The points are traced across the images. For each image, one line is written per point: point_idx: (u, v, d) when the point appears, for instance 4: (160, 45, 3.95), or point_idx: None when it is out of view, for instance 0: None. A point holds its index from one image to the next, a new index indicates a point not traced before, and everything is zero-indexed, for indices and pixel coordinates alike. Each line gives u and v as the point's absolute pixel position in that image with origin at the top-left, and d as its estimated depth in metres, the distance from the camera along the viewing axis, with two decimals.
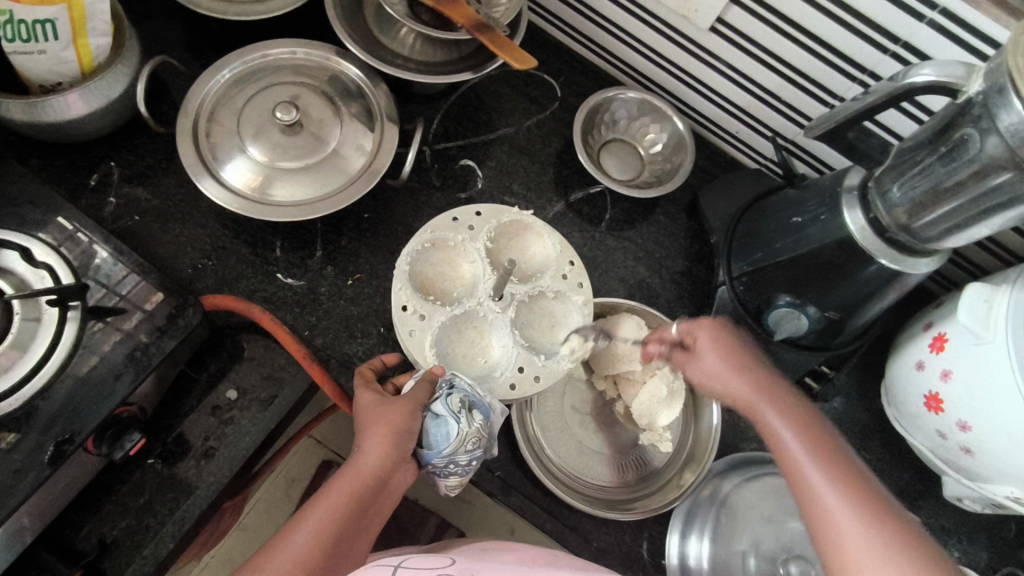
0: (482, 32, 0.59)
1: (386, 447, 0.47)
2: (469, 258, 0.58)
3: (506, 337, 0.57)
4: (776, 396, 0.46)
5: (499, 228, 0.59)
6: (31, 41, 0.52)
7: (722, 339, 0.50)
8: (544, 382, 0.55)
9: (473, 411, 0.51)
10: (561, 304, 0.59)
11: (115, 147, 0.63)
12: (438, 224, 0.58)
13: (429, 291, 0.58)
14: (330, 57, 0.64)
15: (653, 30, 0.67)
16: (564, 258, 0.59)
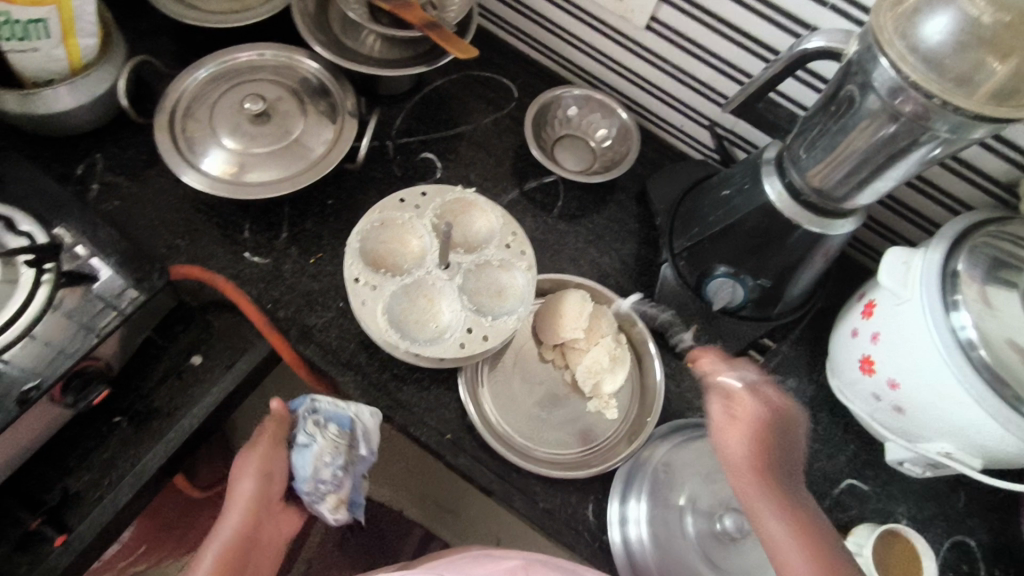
0: (432, 29, 0.66)
1: (252, 496, 0.54)
2: (417, 234, 0.63)
3: (455, 302, 0.60)
4: (784, 507, 0.46)
5: (444, 206, 0.64)
6: (27, 39, 0.58)
7: (757, 427, 0.49)
8: (492, 341, 0.59)
9: (327, 426, 0.58)
10: (506, 272, 0.63)
11: (101, 141, 0.69)
12: (388, 204, 0.63)
13: (381, 265, 0.61)
14: (298, 58, 0.71)
15: (596, 31, 0.73)
16: (508, 229, 0.64)
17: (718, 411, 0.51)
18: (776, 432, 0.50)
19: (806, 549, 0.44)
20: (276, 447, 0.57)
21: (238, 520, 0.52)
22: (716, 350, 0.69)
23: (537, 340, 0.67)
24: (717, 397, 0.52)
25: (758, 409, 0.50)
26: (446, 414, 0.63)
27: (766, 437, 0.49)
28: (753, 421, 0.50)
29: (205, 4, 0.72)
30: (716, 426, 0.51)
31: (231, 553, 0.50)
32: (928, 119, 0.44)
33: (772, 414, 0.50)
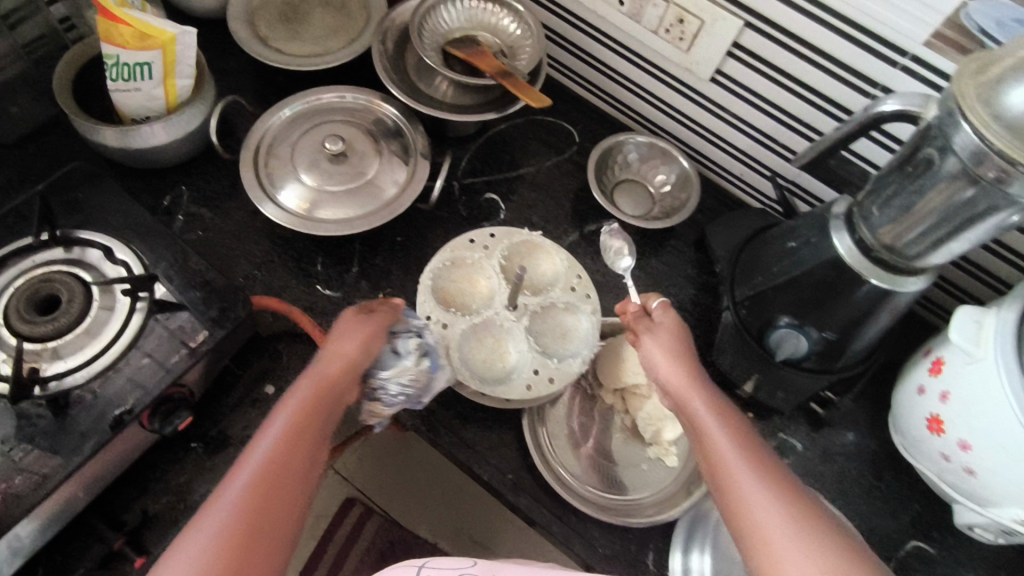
0: (505, 77, 0.68)
1: (348, 356, 0.52)
2: (484, 273, 0.65)
3: (521, 343, 0.62)
4: (698, 388, 0.53)
5: (512, 247, 0.66)
6: (131, 80, 0.63)
7: (671, 330, 0.58)
8: (557, 384, 0.60)
9: (423, 358, 0.56)
10: (571, 314, 0.64)
11: (187, 174, 0.73)
12: (458, 245, 0.65)
13: (450, 304, 0.63)
14: (374, 101, 0.74)
15: (659, 82, 0.74)
16: (572, 273, 0.66)
17: (642, 323, 0.60)
18: (687, 338, 0.58)
19: (713, 413, 0.51)
20: (382, 331, 0.54)
21: (327, 371, 0.50)
22: (776, 401, 0.69)
23: (597, 382, 0.68)
24: (639, 315, 0.61)
25: (673, 317, 0.59)
26: (508, 452, 0.65)
27: (680, 338, 0.58)
28: (671, 325, 0.59)
29: (288, 47, 0.76)
30: (640, 333, 0.59)
31: (316, 398, 0.48)
32: (1008, 184, 0.44)
33: (678, 322, 0.59)
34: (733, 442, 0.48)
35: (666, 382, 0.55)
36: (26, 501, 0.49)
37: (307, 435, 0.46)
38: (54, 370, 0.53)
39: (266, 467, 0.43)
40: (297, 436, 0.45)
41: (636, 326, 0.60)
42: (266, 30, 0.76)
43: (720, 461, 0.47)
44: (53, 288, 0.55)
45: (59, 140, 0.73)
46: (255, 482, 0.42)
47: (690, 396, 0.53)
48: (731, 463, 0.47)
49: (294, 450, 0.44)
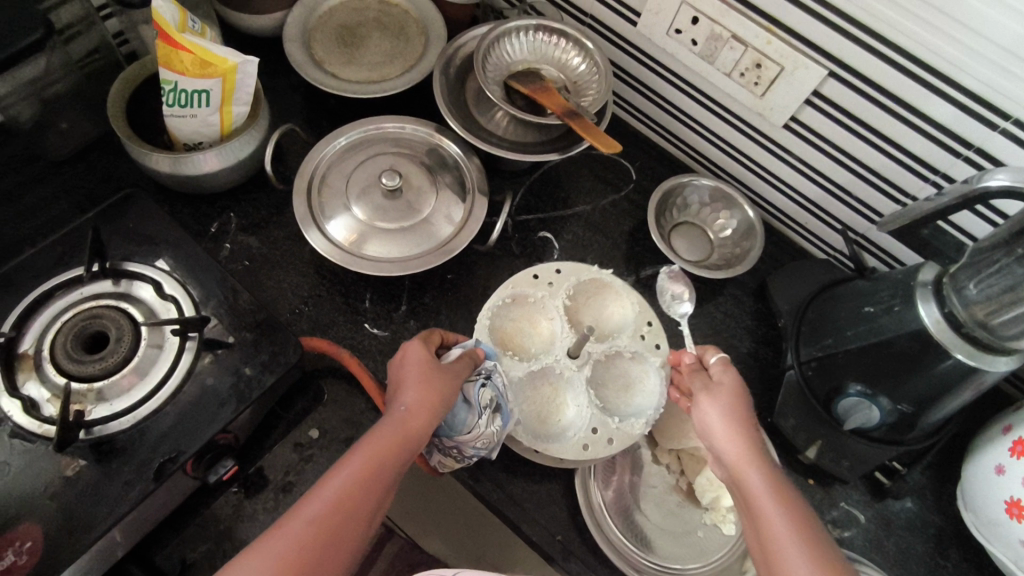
0: (571, 117, 0.65)
1: (424, 411, 0.50)
2: (549, 314, 0.64)
3: (581, 397, 0.60)
4: (760, 459, 0.48)
5: (578, 286, 0.65)
6: (187, 107, 0.61)
7: (732, 387, 0.53)
8: (616, 445, 0.58)
9: (496, 414, 0.55)
10: (638, 364, 0.62)
11: (236, 200, 0.71)
12: (522, 280, 0.64)
13: (508, 345, 0.63)
14: (431, 133, 0.72)
15: (728, 124, 0.71)
16: (642, 318, 0.64)
17: (698, 379, 0.55)
18: (747, 397, 0.53)
19: (775, 491, 0.46)
20: (456, 385, 0.53)
21: (406, 422, 0.49)
22: (840, 469, 0.65)
23: (652, 441, 0.66)
24: (696, 369, 0.56)
25: (734, 376, 0.54)
26: (557, 511, 0.62)
27: (741, 400, 0.52)
28: (731, 384, 0.53)
29: (344, 72, 0.73)
30: (696, 390, 0.54)
31: (388, 454, 0.47)
32: None
33: (738, 379, 0.54)
34: (792, 532, 0.43)
35: (721, 452, 0.50)
36: (64, 558, 0.47)
37: (373, 496, 0.45)
38: (99, 413, 0.51)
39: (321, 522, 0.42)
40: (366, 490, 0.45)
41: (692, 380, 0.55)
42: (322, 52, 0.74)
43: (775, 553, 0.42)
44: (102, 324, 0.54)
45: (107, 159, 0.72)
46: (309, 538, 0.41)
47: (750, 477, 0.47)
48: (793, 556, 0.42)
49: (354, 509, 0.44)
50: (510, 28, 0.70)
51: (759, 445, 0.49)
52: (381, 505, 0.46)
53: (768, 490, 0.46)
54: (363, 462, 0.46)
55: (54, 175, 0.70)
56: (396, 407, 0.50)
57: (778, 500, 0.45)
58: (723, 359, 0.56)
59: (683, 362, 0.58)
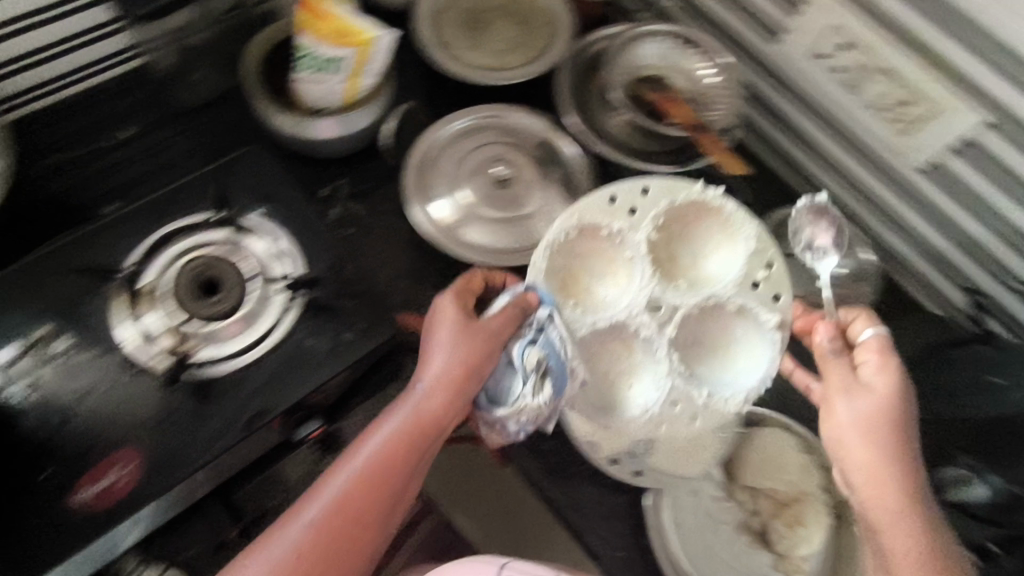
0: (698, 133, 0.66)
1: (448, 391, 0.50)
2: (629, 252, 0.58)
3: (661, 364, 0.57)
4: (906, 505, 0.44)
5: (670, 210, 0.59)
6: (319, 72, 0.62)
7: (879, 397, 0.47)
8: (702, 421, 0.57)
9: (546, 381, 0.52)
10: (746, 319, 0.57)
11: (349, 166, 0.70)
12: (596, 208, 0.58)
13: (572, 290, 0.59)
14: (547, 129, 0.71)
15: (858, 159, 0.68)
16: (759, 261, 0.57)
17: (841, 374, 0.49)
18: (900, 407, 0.47)
19: (917, 548, 0.43)
20: (484, 353, 0.52)
21: (426, 401, 0.50)
22: None
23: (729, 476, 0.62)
24: (841, 358, 0.49)
25: (892, 382, 0.47)
26: (621, 528, 0.61)
27: (891, 414, 0.46)
28: (884, 394, 0.47)
29: (470, 57, 0.73)
30: (835, 393, 0.48)
31: (412, 434, 0.49)
32: None
33: (893, 385, 0.47)
34: None
35: (857, 483, 0.46)
36: (158, 488, 0.49)
37: (394, 476, 0.48)
38: (207, 353, 0.55)
39: (344, 496, 0.46)
40: (385, 472, 0.48)
41: (830, 375, 0.49)
42: (450, 34, 0.74)
43: None
44: (219, 271, 0.58)
45: (232, 113, 0.72)
46: (332, 510, 0.46)
47: (886, 518, 0.45)
48: None
49: (375, 486, 0.47)
50: (641, 32, 0.70)
51: (911, 482, 0.45)
52: (412, 481, 0.49)
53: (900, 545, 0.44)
54: (382, 447, 0.48)
55: (183, 122, 0.71)
56: (417, 387, 0.51)
57: (920, 556, 0.43)
58: (880, 339, 0.49)
59: (820, 338, 0.51)
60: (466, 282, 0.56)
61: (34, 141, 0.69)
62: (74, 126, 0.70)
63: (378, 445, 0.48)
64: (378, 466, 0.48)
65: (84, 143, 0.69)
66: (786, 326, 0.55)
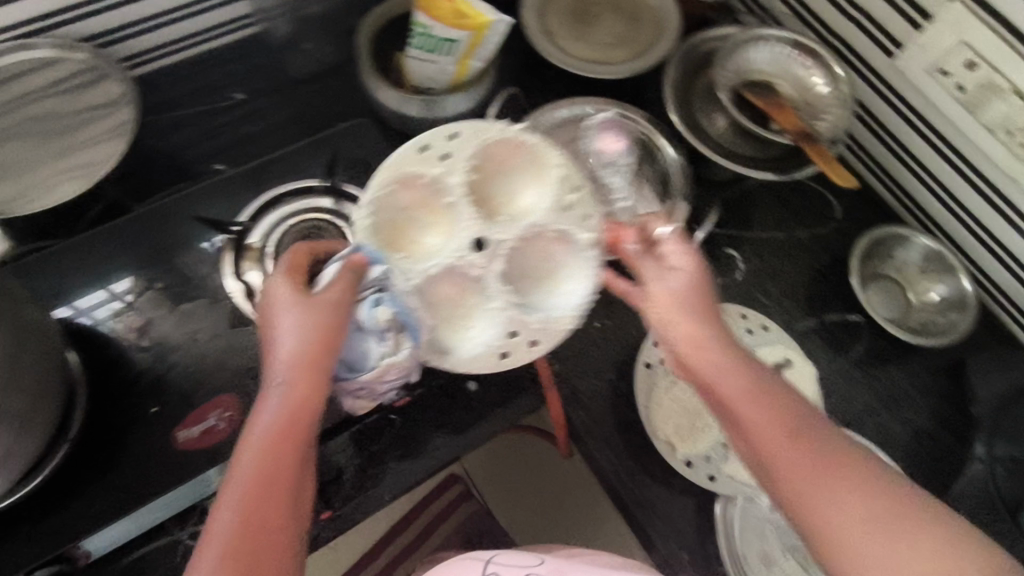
0: (806, 141, 0.64)
1: (310, 378, 0.44)
2: (448, 197, 0.52)
3: (495, 301, 0.52)
4: (761, 392, 0.44)
5: (486, 146, 0.53)
6: (432, 52, 0.63)
7: (688, 275, 0.50)
8: (544, 346, 0.53)
9: (401, 335, 0.53)
10: (567, 246, 0.53)
11: (441, 146, 0.72)
12: (403, 160, 0.52)
13: (395, 243, 0.52)
14: (647, 126, 0.71)
15: (967, 182, 0.65)
16: (568, 183, 0.53)
17: (651, 270, 0.50)
18: (710, 285, 0.50)
19: (795, 438, 0.42)
20: (338, 326, 0.46)
21: (292, 386, 0.43)
22: None
23: None
24: (649, 255, 0.51)
25: (693, 260, 0.50)
26: (685, 529, 0.61)
27: (696, 288, 0.49)
28: (690, 272, 0.50)
29: (574, 48, 0.73)
30: (649, 284, 0.50)
31: (286, 435, 0.41)
32: None
33: (697, 262, 0.50)
34: (812, 466, 0.41)
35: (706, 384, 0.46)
36: None
37: (284, 483, 0.40)
38: None
39: (239, 528, 0.38)
40: (275, 476, 0.40)
41: (645, 277, 0.50)
42: (556, 24, 0.74)
43: (801, 492, 0.40)
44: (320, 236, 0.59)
45: (338, 86, 0.75)
46: (229, 548, 0.37)
47: (744, 401, 0.44)
48: (819, 495, 0.40)
49: (270, 501, 0.39)
50: (758, 35, 0.68)
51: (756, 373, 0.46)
52: (306, 482, 0.42)
53: (824, 467, 0.41)
54: (266, 441, 0.41)
55: (292, 90, 0.74)
56: (275, 378, 0.44)
57: (806, 448, 0.42)
58: (678, 231, 0.52)
59: (628, 246, 0.52)
60: (291, 262, 0.48)
61: (155, 99, 0.72)
62: (186, 88, 0.73)
63: (259, 443, 0.41)
64: (276, 456, 0.41)
65: (198, 103, 0.72)
66: (603, 243, 0.52)
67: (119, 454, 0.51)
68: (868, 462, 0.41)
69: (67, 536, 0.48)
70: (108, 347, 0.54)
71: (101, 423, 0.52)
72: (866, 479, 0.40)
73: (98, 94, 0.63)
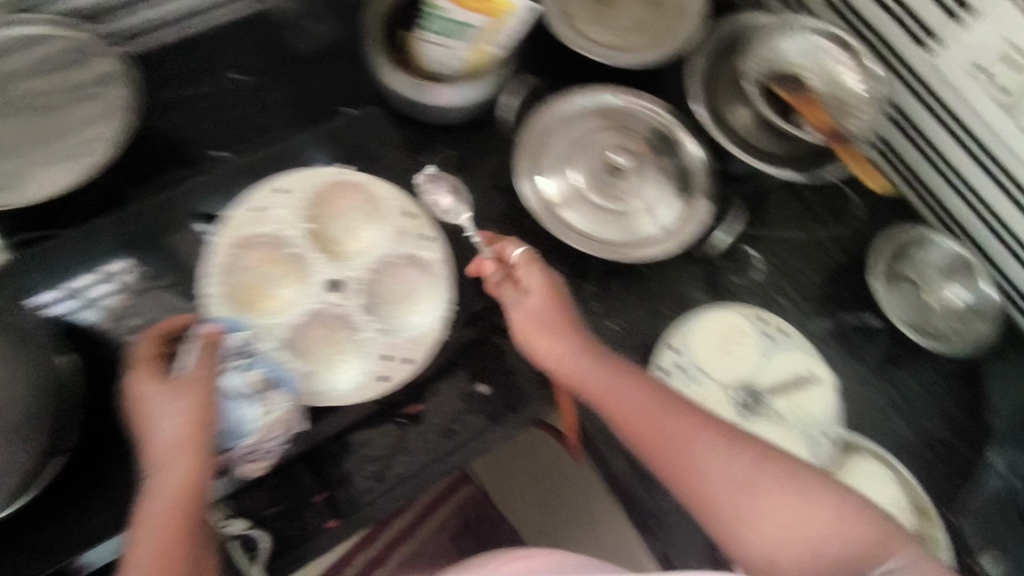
0: (836, 141, 0.63)
1: (191, 454, 0.41)
2: (291, 249, 0.51)
3: (360, 333, 0.51)
4: (659, 407, 0.49)
5: (313, 197, 0.52)
6: (448, 36, 0.60)
7: (539, 297, 0.53)
8: (416, 363, 0.51)
9: (275, 392, 0.46)
10: (414, 269, 0.53)
11: (451, 136, 0.68)
12: (238, 222, 0.50)
13: (252, 305, 0.49)
14: (669, 120, 0.68)
15: (998, 189, 0.63)
16: (403, 211, 0.53)
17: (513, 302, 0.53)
18: (561, 290, 0.55)
19: (699, 447, 0.47)
20: (210, 399, 0.43)
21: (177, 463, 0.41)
22: None
23: None
24: (508, 283, 0.54)
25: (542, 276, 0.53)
26: None
27: (557, 306, 0.54)
28: (547, 292, 0.53)
29: (593, 31, 0.69)
30: (515, 313, 0.53)
31: (180, 513, 0.40)
32: None
33: (546, 278, 0.54)
34: (723, 476, 0.46)
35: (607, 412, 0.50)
36: None
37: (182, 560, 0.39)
38: None
39: None
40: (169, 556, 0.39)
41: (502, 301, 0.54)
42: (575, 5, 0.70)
43: (723, 508, 0.45)
44: None
45: (342, 67, 0.71)
46: None
47: (651, 425, 0.48)
48: (738, 507, 0.45)
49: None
50: (793, 24, 0.65)
51: (641, 386, 0.51)
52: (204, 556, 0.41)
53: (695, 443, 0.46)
54: (157, 523, 0.39)
55: (293, 71, 0.70)
56: (158, 461, 0.41)
57: (718, 460, 0.46)
58: (527, 251, 0.55)
59: (491, 274, 0.55)
60: (151, 341, 0.44)
61: (151, 76, 0.68)
62: (183, 64, 0.69)
63: (157, 520, 0.39)
64: (172, 533, 0.39)
65: (194, 82, 0.68)
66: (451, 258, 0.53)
67: (116, 463, 0.49)
68: (753, 440, 0.47)
69: (65, 549, 0.46)
70: (105, 354, 0.52)
71: (98, 431, 0.50)
72: (729, 448, 0.47)
73: (86, 72, 0.60)
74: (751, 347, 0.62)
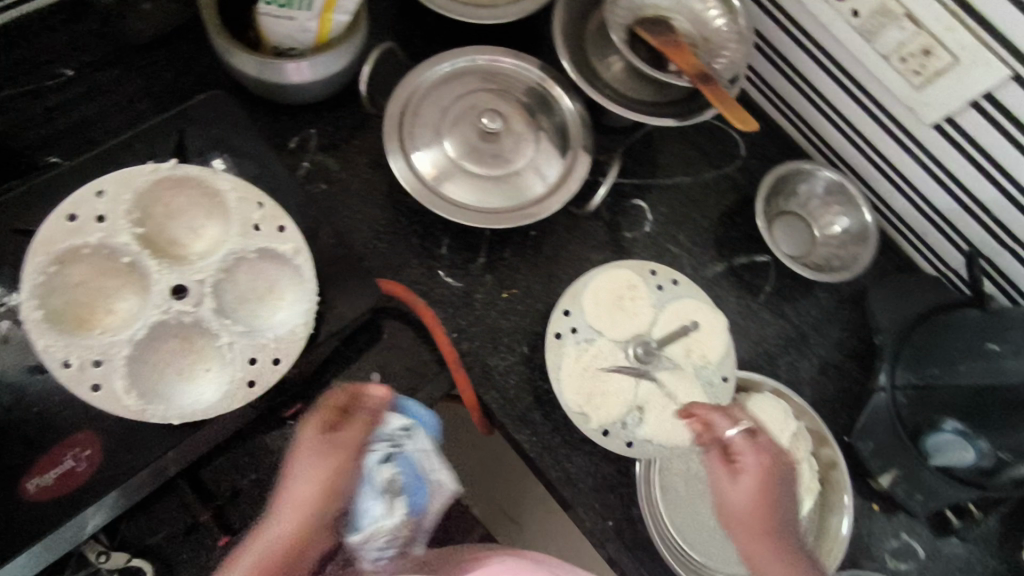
0: (705, 83, 0.59)
1: (299, 519, 0.44)
2: (124, 258, 0.47)
3: (219, 340, 0.47)
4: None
5: (138, 200, 0.48)
6: (288, 6, 0.57)
7: (752, 479, 0.48)
8: (285, 364, 0.48)
9: (399, 496, 0.49)
10: (274, 262, 0.50)
11: (318, 114, 0.64)
12: (49, 235, 0.44)
13: (89, 325, 0.46)
14: (536, 77, 0.66)
15: (867, 114, 0.64)
16: (250, 202, 0.49)
17: (718, 474, 0.49)
18: (782, 471, 0.48)
19: None
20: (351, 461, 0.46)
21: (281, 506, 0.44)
22: (911, 502, 0.61)
23: None
24: (717, 456, 0.50)
25: (758, 455, 0.48)
26: (612, 499, 0.60)
27: (765, 490, 0.47)
28: (756, 471, 0.48)
29: None
30: (721, 493, 0.48)
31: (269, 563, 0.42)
32: None
33: (768, 460, 0.48)
34: None
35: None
36: (124, 467, 0.46)
37: None
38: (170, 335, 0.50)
39: None
40: None
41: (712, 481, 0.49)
42: None
43: None
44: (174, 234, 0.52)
45: (190, 49, 0.65)
46: None
47: None
48: None
49: None
50: None
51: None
52: None
53: None
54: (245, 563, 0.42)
55: (133, 59, 0.64)
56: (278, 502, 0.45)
57: None
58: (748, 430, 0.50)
59: (712, 444, 0.50)
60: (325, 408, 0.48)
61: None
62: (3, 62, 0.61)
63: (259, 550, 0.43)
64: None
65: (19, 82, 0.61)
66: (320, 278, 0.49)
67: None
68: None
69: None
70: None
71: None
72: None
73: None
74: (642, 299, 0.61)
